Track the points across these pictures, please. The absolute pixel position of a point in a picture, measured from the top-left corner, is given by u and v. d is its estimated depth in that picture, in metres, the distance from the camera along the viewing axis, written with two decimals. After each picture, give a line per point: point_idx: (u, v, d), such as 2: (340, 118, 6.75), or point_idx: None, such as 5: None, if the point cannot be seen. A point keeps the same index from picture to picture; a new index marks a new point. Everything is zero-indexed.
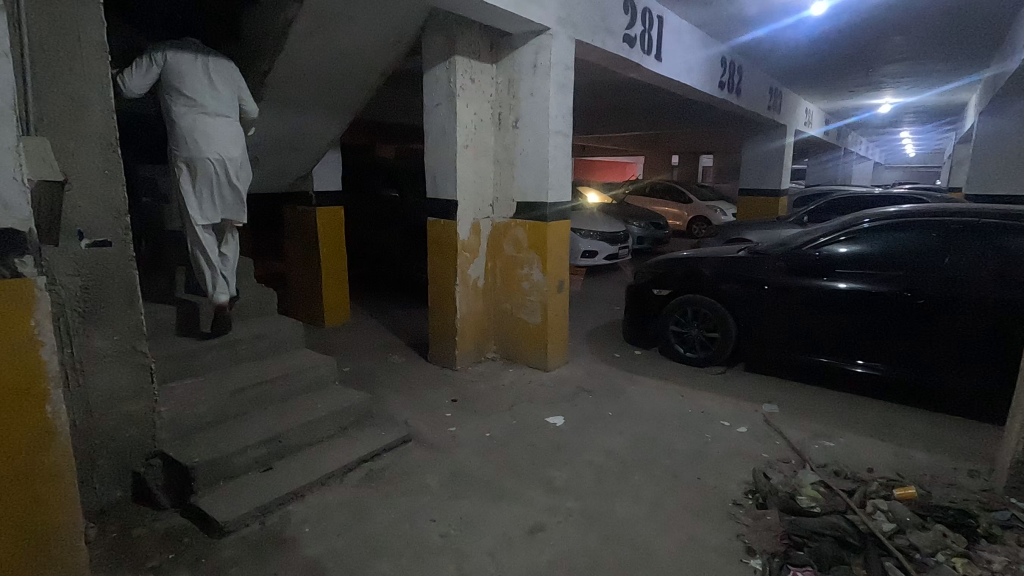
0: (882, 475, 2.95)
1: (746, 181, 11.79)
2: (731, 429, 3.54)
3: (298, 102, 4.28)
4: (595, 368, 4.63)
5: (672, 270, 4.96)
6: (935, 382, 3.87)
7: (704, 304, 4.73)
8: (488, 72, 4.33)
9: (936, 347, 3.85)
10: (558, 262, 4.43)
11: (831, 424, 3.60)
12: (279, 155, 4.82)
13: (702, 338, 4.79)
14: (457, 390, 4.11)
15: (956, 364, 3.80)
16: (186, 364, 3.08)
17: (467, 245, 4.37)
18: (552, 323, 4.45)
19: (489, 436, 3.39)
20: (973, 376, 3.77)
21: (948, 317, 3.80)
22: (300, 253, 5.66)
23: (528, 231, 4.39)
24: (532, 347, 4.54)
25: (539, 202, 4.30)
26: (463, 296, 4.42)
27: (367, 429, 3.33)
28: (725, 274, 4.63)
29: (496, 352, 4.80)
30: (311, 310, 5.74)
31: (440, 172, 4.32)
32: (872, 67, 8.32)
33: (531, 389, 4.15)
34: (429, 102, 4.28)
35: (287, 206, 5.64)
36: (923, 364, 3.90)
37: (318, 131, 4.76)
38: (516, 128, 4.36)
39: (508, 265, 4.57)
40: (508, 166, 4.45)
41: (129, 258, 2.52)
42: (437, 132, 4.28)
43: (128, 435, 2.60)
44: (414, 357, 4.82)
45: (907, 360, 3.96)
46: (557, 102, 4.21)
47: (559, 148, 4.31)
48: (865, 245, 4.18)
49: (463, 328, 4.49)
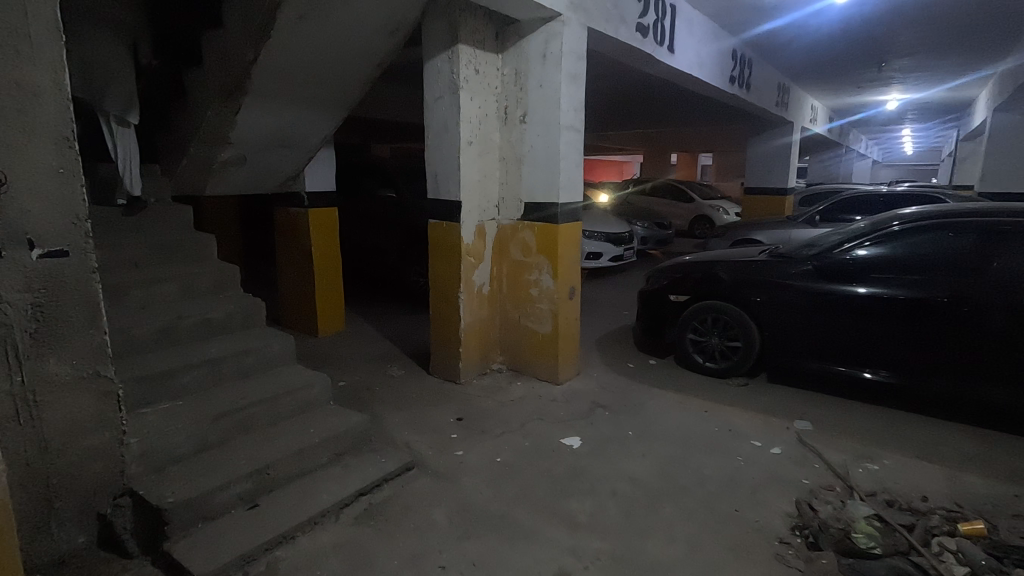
0: (940, 506, 2.65)
1: (752, 179, 11.50)
2: (764, 450, 3.24)
3: (288, 95, 3.95)
4: (609, 381, 4.32)
5: (688, 275, 4.65)
6: (961, 393, 3.62)
7: (724, 311, 4.40)
8: (493, 63, 4.02)
9: (964, 357, 3.59)
10: (569, 267, 4.11)
11: (871, 443, 3.31)
12: (268, 154, 4.50)
13: (722, 347, 4.45)
14: (463, 407, 3.79)
15: (985, 376, 3.54)
16: (163, 385, 2.76)
17: (471, 249, 4.06)
18: (563, 333, 4.13)
19: (500, 461, 3.08)
20: (1003, 389, 3.50)
21: (979, 325, 3.53)
22: (291, 258, 5.34)
23: (536, 233, 4.07)
24: (542, 357, 4.23)
25: (549, 202, 3.98)
26: (468, 304, 4.11)
27: (366, 456, 3.00)
28: (746, 280, 4.32)
29: (502, 362, 4.49)
30: (304, 320, 5.42)
31: (442, 170, 4.00)
32: (885, 61, 8.08)
33: (542, 406, 3.83)
34: (430, 95, 3.97)
35: (279, 208, 5.32)
36: (950, 373, 3.65)
37: (311, 127, 4.44)
38: (524, 123, 4.04)
39: (515, 269, 4.25)
40: (515, 164, 4.13)
41: (90, 269, 2.20)
42: (439, 128, 3.96)
43: (91, 471, 2.27)
44: (414, 370, 4.50)
45: (932, 370, 3.70)
46: (568, 95, 3.88)
47: (571, 145, 3.99)
48: (892, 248, 3.90)
49: (468, 338, 4.17)
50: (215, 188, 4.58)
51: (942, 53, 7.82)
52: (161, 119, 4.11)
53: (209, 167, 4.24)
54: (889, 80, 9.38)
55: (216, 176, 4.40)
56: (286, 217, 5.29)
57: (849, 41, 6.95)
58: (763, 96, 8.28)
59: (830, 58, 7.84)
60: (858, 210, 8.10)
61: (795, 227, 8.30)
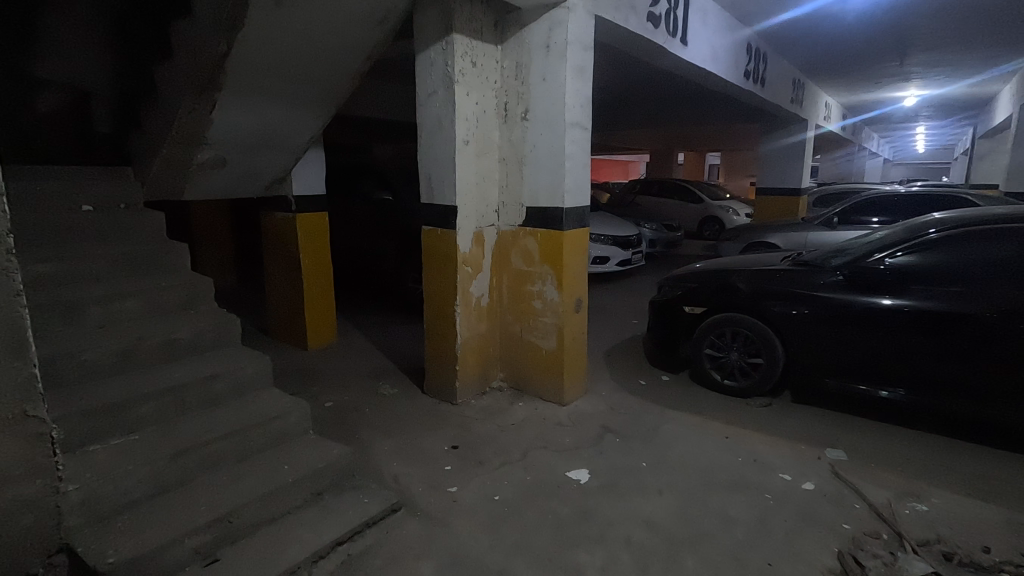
0: (1007, 559, 2.30)
1: (764, 179, 11.09)
2: (794, 484, 2.89)
3: (269, 90, 3.62)
4: (619, 401, 3.97)
5: (705, 285, 4.29)
6: (1002, 417, 3.25)
7: (745, 324, 4.01)
8: (492, 55, 3.68)
9: (1006, 377, 3.22)
10: (575, 277, 3.76)
11: (915, 477, 2.94)
12: (250, 156, 4.18)
13: (742, 364, 4.06)
14: (460, 433, 3.45)
15: None
16: (117, 417, 2.43)
17: (468, 258, 3.72)
18: (569, 349, 3.79)
19: (498, 500, 2.73)
20: None
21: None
22: (279, 266, 5.02)
23: (539, 241, 3.73)
24: (546, 376, 3.88)
25: (553, 207, 3.63)
26: (465, 318, 3.78)
27: (347, 495, 2.67)
28: (768, 291, 3.95)
29: (503, 380, 4.15)
30: (293, 332, 5.09)
31: (436, 172, 3.67)
32: (906, 55, 7.69)
33: (546, 431, 3.48)
34: (423, 91, 3.64)
35: (266, 213, 5.00)
36: (990, 395, 3.28)
37: (295, 126, 4.11)
38: (525, 121, 3.69)
39: (516, 280, 3.91)
40: (516, 165, 3.78)
41: (15, 291, 1.82)
42: (433, 126, 3.63)
43: (19, 528, 1.91)
44: (407, 388, 4.16)
45: (970, 391, 3.33)
46: (574, 89, 3.53)
47: (577, 144, 3.63)
48: (927, 256, 3.54)
49: (465, 354, 3.83)
50: (195, 192, 4.26)
51: (967, 46, 7.43)
52: (131, 120, 3.81)
53: (186, 169, 3.92)
54: (909, 75, 8.99)
55: (193, 179, 4.07)
56: (273, 222, 4.97)
57: (871, 33, 6.57)
58: (778, 91, 7.91)
59: (849, 52, 7.45)
60: (880, 211, 7.67)
61: (811, 229, 7.92)
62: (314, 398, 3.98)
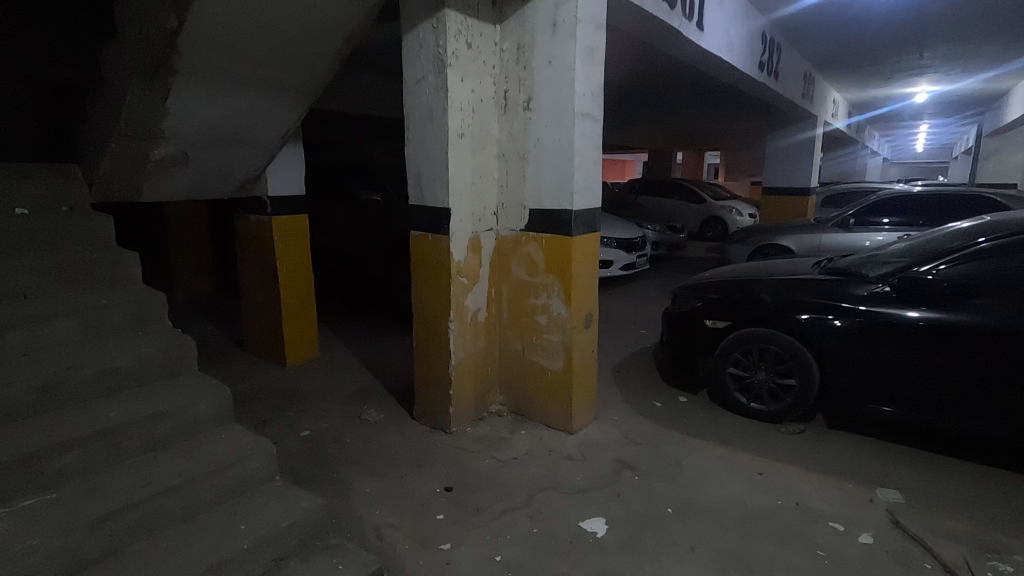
0: None
1: (770, 178, 10.67)
2: (850, 536, 2.45)
3: (233, 75, 3.15)
4: (634, 428, 3.52)
5: (727, 296, 3.84)
6: None
7: (774, 340, 3.54)
8: (489, 37, 3.24)
9: None
10: (585, 289, 3.30)
11: (991, 528, 2.50)
12: (217, 151, 3.71)
13: (772, 386, 3.58)
14: (455, 470, 3.00)
15: None
16: (25, 473, 1.95)
17: (463, 268, 3.27)
18: (578, 370, 3.33)
19: (500, 563, 2.28)
20: None
21: None
22: (255, 275, 4.55)
23: (544, 248, 3.28)
24: (552, 400, 3.43)
25: (560, 209, 3.17)
26: (459, 336, 3.32)
27: (318, 560, 2.21)
28: (798, 303, 3.51)
29: (503, 404, 3.70)
30: (270, 347, 4.61)
31: (427, 170, 3.21)
32: (926, 48, 7.28)
33: (554, 467, 3.03)
34: (411, 77, 3.18)
35: (239, 216, 4.53)
36: None
37: (266, 118, 3.63)
38: (528, 111, 3.24)
39: (517, 291, 3.46)
40: (518, 162, 3.33)
41: None
42: (423, 116, 3.17)
43: None
44: (395, 413, 3.70)
45: None
46: (585, 75, 3.08)
47: (588, 137, 3.18)
48: (983, 266, 3.07)
49: (459, 377, 3.38)
50: (155, 192, 3.78)
51: (990, 38, 7.03)
52: (78, 112, 3.33)
53: (141, 165, 3.44)
54: (924, 69, 8.58)
55: (152, 177, 3.60)
56: (248, 227, 4.50)
57: (893, 23, 6.15)
58: (790, 86, 7.49)
59: (866, 44, 7.04)
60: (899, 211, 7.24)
61: (826, 231, 7.50)
62: (289, 427, 3.51)
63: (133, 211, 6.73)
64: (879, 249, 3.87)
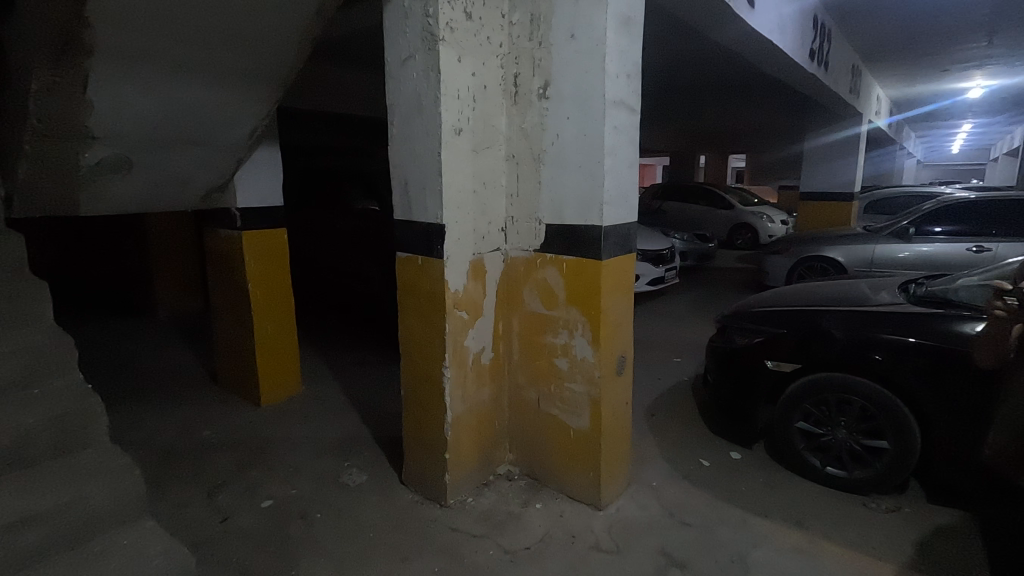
0: None
1: (808, 181, 9.77)
2: None
3: (173, 57, 2.51)
4: (678, 499, 2.79)
5: (790, 330, 3.07)
6: None
7: (858, 390, 2.76)
8: (495, 6, 2.55)
9: None
10: (617, 325, 2.58)
11: None
12: (169, 156, 3.08)
13: (856, 448, 2.79)
14: (448, 568, 2.30)
15: None
16: None
17: (462, 299, 2.57)
18: (609, 429, 2.61)
19: None
20: None
21: None
22: (226, 298, 3.90)
23: (564, 273, 2.56)
24: (576, 466, 2.70)
25: (585, 226, 2.46)
26: (456, 384, 2.62)
27: None
28: (888, 343, 2.73)
29: (514, 464, 2.99)
30: (243, 382, 3.95)
31: (415, 176, 2.53)
32: (996, 35, 6.43)
33: (577, 564, 2.32)
34: (394, 58, 2.51)
35: (207, 230, 3.89)
36: None
37: (224, 113, 2.99)
38: (545, 100, 2.54)
39: (531, 326, 2.76)
40: (531, 165, 2.63)
41: None
42: (409, 107, 2.49)
43: None
44: (381, 473, 3.02)
45: None
46: (619, 52, 2.37)
47: (621, 131, 2.46)
48: None
49: (457, 436, 2.67)
50: (99, 205, 3.16)
51: None
52: None
53: (73, 174, 2.82)
54: (987, 60, 7.68)
55: (89, 187, 2.97)
56: (216, 242, 3.86)
57: (967, 5, 5.32)
58: (838, 79, 6.70)
59: (929, 30, 6.18)
60: (950, 220, 6.32)
61: (879, 241, 6.62)
62: (249, 495, 2.83)
63: (117, 223, 6.22)
64: (966, 278, 3.14)
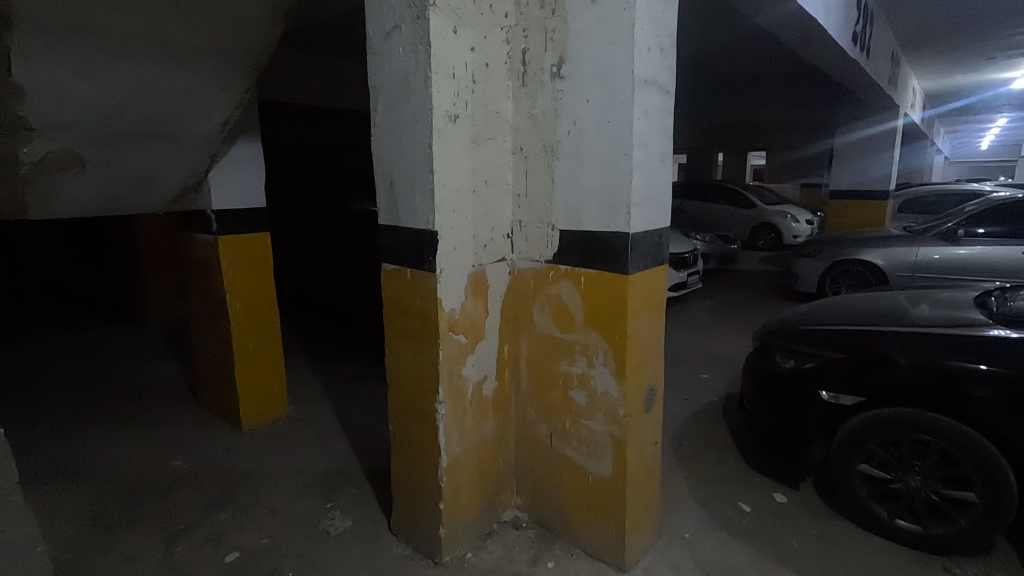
0: None
1: (838, 178, 9.07)
2: None
3: (114, 31, 2.11)
4: (718, 558, 2.33)
5: (847, 353, 2.60)
6: None
7: (938, 430, 2.28)
8: None
9: None
10: (646, 349, 2.14)
11: None
12: (128, 151, 2.69)
13: (934, 499, 2.32)
14: None
15: None
16: None
17: (459, 320, 2.14)
18: (635, 475, 2.17)
19: None
20: None
21: None
22: (204, 311, 3.51)
23: (581, 289, 2.12)
24: (595, 518, 2.26)
25: (606, 234, 2.02)
26: (453, 422, 2.19)
27: None
28: (975, 374, 2.25)
29: (521, 508, 2.56)
30: (224, 404, 3.56)
31: (403, 172, 2.10)
32: None
33: None
34: (378, 30, 2.08)
35: (183, 234, 3.51)
36: None
37: (187, 99, 2.58)
38: (559, 80, 2.10)
39: (542, 349, 2.32)
40: (543, 158, 2.19)
41: None
42: (396, 89, 2.06)
43: None
44: (368, 518, 2.60)
45: None
46: (650, 19, 1.93)
47: (653, 117, 2.01)
48: None
49: (454, 482, 2.25)
50: (51, 209, 2.78)
51: None
52: None
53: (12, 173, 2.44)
54: None
55: (36, 188, 2.59)
56: (192, 248, 3.47)
57: None
58: (879, 67, 6.17)
59: (982, 13, 5.63)
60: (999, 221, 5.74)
61: (922, 243, 6.04)
62: (211, 546, 2.43)
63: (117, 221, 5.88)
64: None
